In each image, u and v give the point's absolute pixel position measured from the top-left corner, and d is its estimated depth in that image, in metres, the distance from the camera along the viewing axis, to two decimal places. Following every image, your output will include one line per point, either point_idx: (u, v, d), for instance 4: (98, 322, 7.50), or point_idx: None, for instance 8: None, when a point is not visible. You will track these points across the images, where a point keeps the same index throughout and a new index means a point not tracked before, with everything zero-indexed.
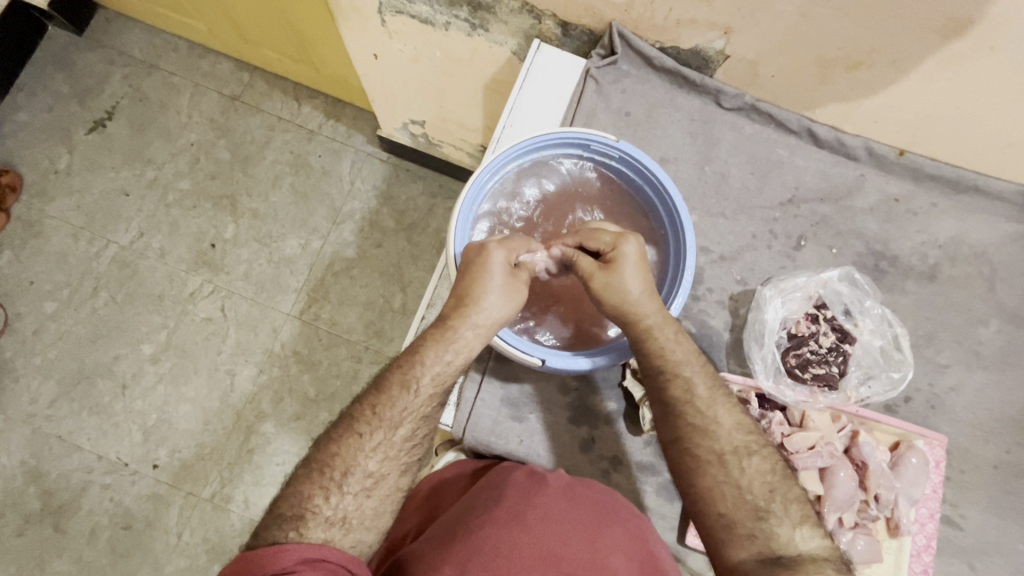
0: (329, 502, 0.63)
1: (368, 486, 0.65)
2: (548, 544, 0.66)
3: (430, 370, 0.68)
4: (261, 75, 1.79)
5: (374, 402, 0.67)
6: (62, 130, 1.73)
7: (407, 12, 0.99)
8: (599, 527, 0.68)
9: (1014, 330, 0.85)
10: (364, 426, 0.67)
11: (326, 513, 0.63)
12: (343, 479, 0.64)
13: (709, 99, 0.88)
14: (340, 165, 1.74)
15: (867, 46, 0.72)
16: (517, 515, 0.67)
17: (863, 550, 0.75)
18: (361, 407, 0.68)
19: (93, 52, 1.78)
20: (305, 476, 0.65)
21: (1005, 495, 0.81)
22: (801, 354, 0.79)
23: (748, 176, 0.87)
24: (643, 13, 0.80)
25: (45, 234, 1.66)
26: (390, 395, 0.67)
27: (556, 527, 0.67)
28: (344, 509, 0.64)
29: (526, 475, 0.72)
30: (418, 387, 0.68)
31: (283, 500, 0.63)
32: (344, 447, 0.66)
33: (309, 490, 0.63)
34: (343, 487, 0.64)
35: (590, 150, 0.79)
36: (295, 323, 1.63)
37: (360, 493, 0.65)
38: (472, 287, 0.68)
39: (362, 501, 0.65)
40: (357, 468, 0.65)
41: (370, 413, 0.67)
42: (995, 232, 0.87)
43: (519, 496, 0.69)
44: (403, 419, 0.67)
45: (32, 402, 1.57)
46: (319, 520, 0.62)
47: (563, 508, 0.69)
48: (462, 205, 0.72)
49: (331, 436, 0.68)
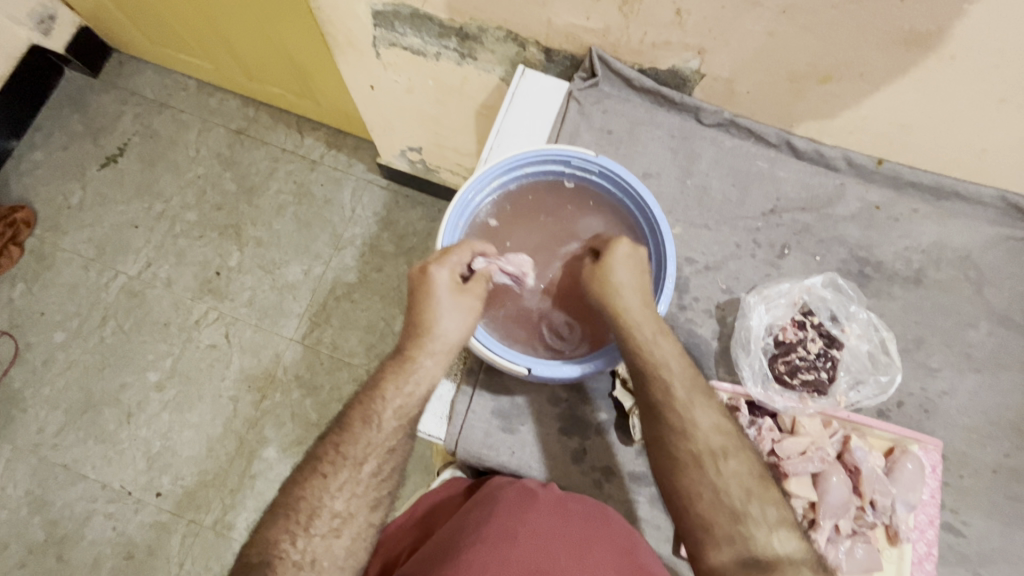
0: (297, 545, 0.65)
1: (336, 525, 0.67)
2: (535, 561, 0.66)
3: (390, 405, 0.71)
4: (266, 109, 1.86)
5: (337, 441, 0.70)
6: (75, 167, 1.81)
7: (399, 45, 1.04)
8: (586, 546, 0.68)
9: (1005, 333, 0.85)
10: (328, 466, 0.69)
11: (294, 556, 0.64)
12: (310, 521, 0.66)
13: (689, 116, 0.92)
14: (341, 193, 1.79)
15: (833, 60, 0.75)
16: (506, 534, 0.67)
17: (862, 558, 0.74)
18: (323, 448, 0.70)
19: (107, 93, 1.87)
20: (274, 520, 0.66)
21: (1006, 501, 0.80)
22: (790, 360, 0.79)
23: (730, 188, 0.90)
24: (620, 38, 0.84)
25: (57, 267, 1.72)
26: (354, 432, 0.70)
27: (543, 545, 0.67)
28: (312, 551, 0.65)
29: (517, 492, 0.72)
30: (381, 422, 0.70)
31: (251, 549, 0.65)
32: (306, 488, 0.68)
33: (276, 535, 0.65)
34: (309, 529, 0.65)
35: (571, 165, 0.81)
36: (298, 348, 1.66)
37: (328, 534, 0.66)
38: (425, 313, 0.71)
39: (332, 541, 0.66)
40: (323, 509, 0.67)
41: (334, 452, 0.69)
42: (978, 235, 0.88)
43: (508, 513, 0.69)
44: (368, 455, 0.69)
45: (39, 432, 1.59)
46: (286, 565, 0.63)
47: (551, 525, 0.69)
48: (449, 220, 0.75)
49: (295, 481, 0.70)
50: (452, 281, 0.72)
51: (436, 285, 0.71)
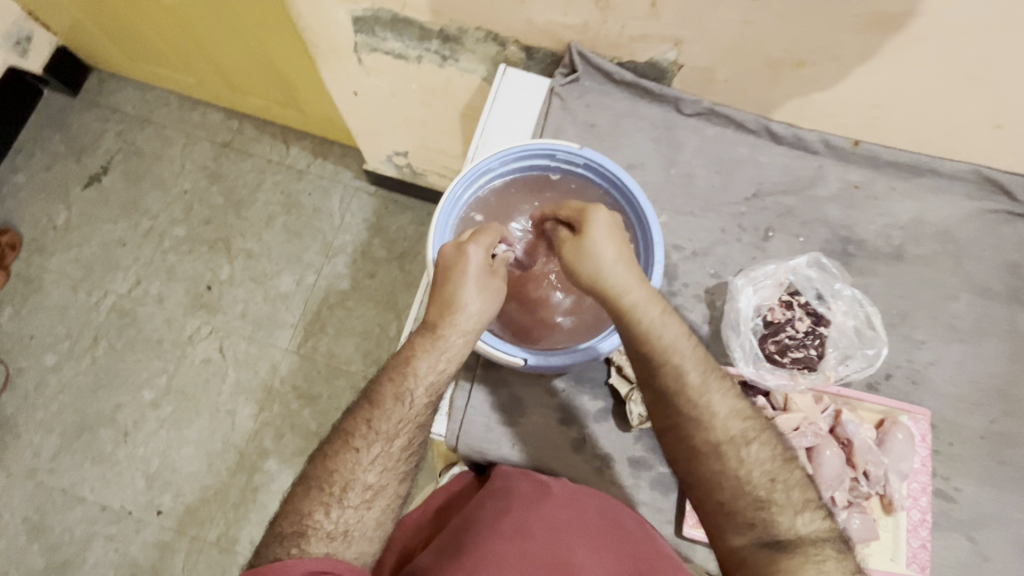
0: (330, 516, 0.66)
1: (368, 498, 0.68)
2: (554, 551, 0.68)
3: (422, 380, 0.70)
4: (250, 121, 1.86)
5: (368, 416, 0.70)
6: (59, 188, 1.80)
7: (381, 50, 1.05)
8: (604, 535, 0.70)
9: (985, 303, 0.88)
10: (360, 440, 0.69)
11: (327, 527, 0.65)
12: (342, 494, 0.67)
13: (670, 107, 0.94)
14: (330, 201, 1.80)
15: (807, 45, 0.77)
16: (519, 526, 0.69)
17: (859, 528, 0.76)
18: (353, 423, 0.70)
19: (89, 112, 1.86)
20: (304, 494, 0.67)
21: (996, 466, 0.82)
22: (779, 339, 0.81)
23: (713, 175, 0.92)
24: (599, 32, 0.86)
25: (45, 289, 1.71)
26: (384, 408, 0.70)
27: (563, 535, 0.69)
28: (344, 522, 0.66)
29: (531, 487, 0.73)
30: (413, 399, 0.70)
31: (284, 519, 0.66)
32: (338, 462, 0.68)
33: (309, 507, 0.66)
34: (343, 501, 0.66)
35: (556, 158, 0.82)
36: (294, 358, 1.66)
37: (360, 506, 0.67)
38: (455, 291, 0.70)
39: (363, 513, 0.67)
40: (356, 482, 0.68)
41: (365, 427, 0.69)
42: (954, 209, 0.90)
43: (523, 508, 0.71)
44: (399, 430, 0.70)
45: (35, 457, 1.57)
46: (320, 535, 0.64)
47: (570, 517, 0.71)
48: (437, 224, 0.76)
49: (324, 454, 0.70)
50: (483, 259, 0.72)
51: (468, 263, 0.71)
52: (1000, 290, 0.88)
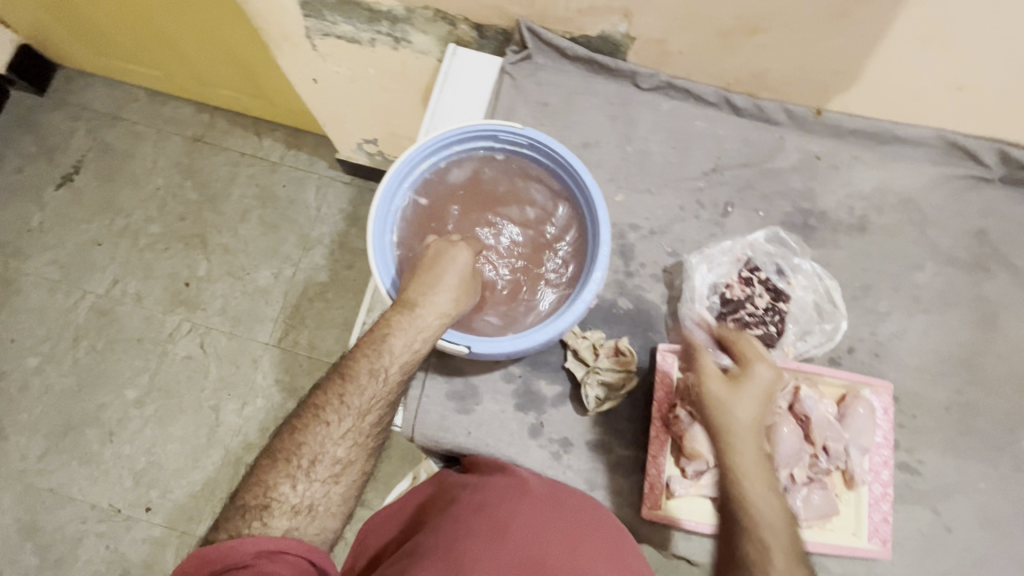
0: (296, 490, 0.62)
1: (336, 472, 0.65)
2: (532, 551, 0.65)
3: (397, 357, 0.67)
4: (221, 114, 1.83)
5: (341, 389, 0.65)
6: (32, 189, 1.78)
7: (333, 34, 1.02)
8: (580, 535, 0.68)
9: (951, 272, 0.86)
10: (330, 413, 0.65)
11: (292, 500, 0.62)
12: (309, 467, 0.63)
13: (627, 82, 0.91)
14: (305, 193, 1.77)
15: (756, 12, 0.74)
16: (498, 525, 0.66)
17: (820, 504, 0.75)
18: (323, 395, 0.65)
19: (57, 111, 1.83)
20: (271, 466, 0.63)
21: (960, 436, 0.81)
22: (739, 317, 0.80)
23: (671, 151, 0.89)
24: (546, 7, 0.83)
25: (23, 291, 1.70)
26: (358, 382, 0.66)
27: (540, 534, 0.67)
28: (311, 496, 0.63)
29: (508, 483, 0.72)
30: (387, 375, 0.67)
31: (246, 490, 0.62)
32: (307, 434, 0.64)
33: (275, 478, 0.62)
34: (310, 475, 0.63)
35: (500, 140, 0.78)
36: (274, 352, 1.65)
37: (327, 480, 0.64)
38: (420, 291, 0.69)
39: (330, 488, 0.64)
40: (324, 456, 0.64)
41: (336, 399, 0.65)
42: (919, 177, 0.88)
43: (501, 505, 0.69)
44: (372, 406, 0.66)
45: (22, 459, 1.58)
46: (284, 508, 0.61)
47: (547, 514, 0.69)
48: (375, 239, 0.73)
49: (293, 424, 0.65)
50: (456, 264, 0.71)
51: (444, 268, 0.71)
52: (967, 258, 0.86)
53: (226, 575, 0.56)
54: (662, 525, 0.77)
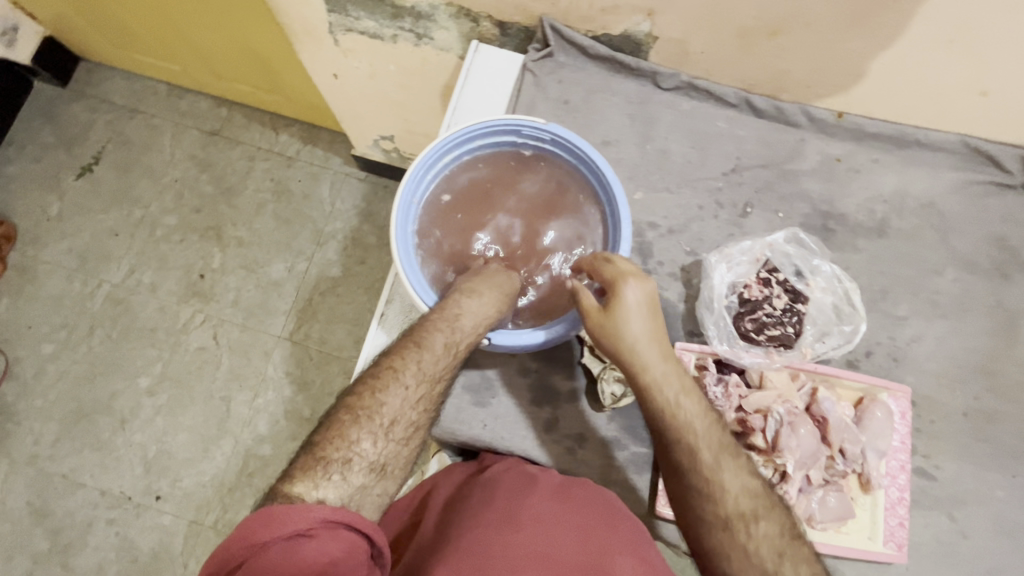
0: (375, 446, 0.64)
1: (408, 434, 0.67)
2: (540, 545, 0.65)
3: (469, 330, 0.69)
4: (238, 108, 1.85)
5: (420, 351, 0.67)
6: (51, 179, 1.80)
7: (355, 29, 1.03)
8: (592, 529, 0.68)
9: (971, 277, 0.85)
10: (410, 375, 0.66)
11: (370, 457, 0.63)
12: (389, 426, 0.65)
13: (647, 81, 0.91)
14: (319, 188, 1.79)
15: (780, 14, 0.74)
16: (508, 516, 0.67)
17: (835, 506, 0.75)
18: (402, 356, 0.67)
19: (78, 102, 1.86)
20: (351, 422, 0.63)
21: (978, 443, 0.80)
22: (756, 317, 0.79)
23: (690, 151, 0.89)
24: (569, 4, 0.83)
25: (41, 279, 1.72)
26: (435, 349, 0.67)
27: (549, 529, 0.67)
28: (383, 454, 0.65)
29: (516, 476, 0.73)
30: (462, 348, 0.69)
31: (324, 442, 0.62)
32: (386, 394, 0.65)
33: (356, 434, 0.63)
34: (389, 434, 0.65)
35: (523, 135, 0.80)
36: (286, 345, 1.66)
37: (401, 440, 0.66)
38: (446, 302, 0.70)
39: (400, 448, 0.67)
40: (403, 417, 0.66)
41: (415, 364, 0.67)
42: (940, 182, 0.88)
43: (509, 499, 0.69)
44: (445, 374, 0.69)
45: (35, 444, 1.60)
46: (363, 464, 0.63)
47: (557, 509, 0.69)
48: (399, 227, 0.72)
49: (369, 382, 0.66)
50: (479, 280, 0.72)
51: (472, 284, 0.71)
52: (987, 264, 0.86)
53: (286, 538, 0.53)
54: (676, 524, 0.77)
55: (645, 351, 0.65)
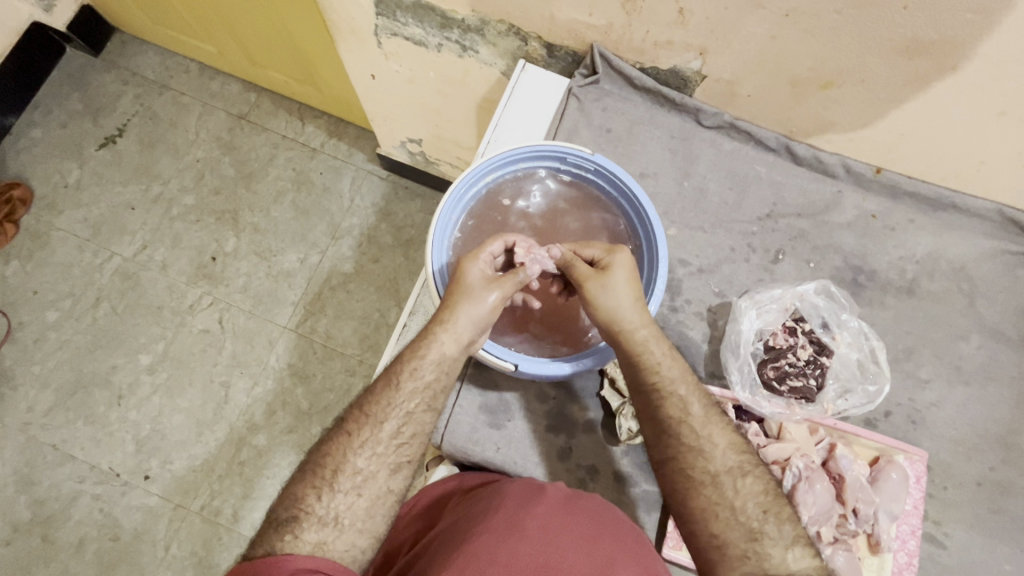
0: (322, 501, 0.63)
1: (358, 484, 0.65)
2: (546, 554, 0.63)
3: (409, 368, 0.68)
4: (267, 95, 1.85)
5: (361, 403, 0.68)
6: (73, 146, 1.80)
7: (401, 34, 1.03)
8: (597, 542, 0.66)
9: (996, 347, 0.85)
10: (353, 425, 0.67)
11: (319, 512, 0.63)
12: (334, 478, 0.64)
13: (689, 117, 0.91)
14: (340, 182, 1.78)
15: (835, 66, 0.74)
16: (513, 525, 0.65)
17: (843, 565, 0.74)
18: (350, 411, 0.69)
19: (108, 73, 1.86)
20: (302, 478, 0.65)
21: (990, 514, 0.80)
22: (779, 366, 0.79)
23: (726, 192, 0.89)
24: (622, 35, 0.84)
25: (52, 246, 1.71)
26: (376, 393, 0.68)
27: (555, 538, 0.65)
28: (336, 508, 0.63)
29: (524, 487, 0.71)
30: (400, 383, 0.68)
31: (278, 505, 0.64)
32: (332, 445, 0.66)
33: (302, 491, 0.64)
34: (334, 486, 0.64)
35: (567, 162, 0.81)
36: (291, 336, 1.65)
37: (351, 492, 0.64)
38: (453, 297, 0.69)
39: (353, 500, 0.64)
40: (346, 466, 0.65)
41: (358, 413, 0.68)
42: (973, 248, 0.87)
43: (516, 506, 0.67)
44: (389, 415, 0.67)
45: (29, 410, 1.59)
46: (312, 520, 0.62)
47: (561, 520, 0.67)
48: (435, 239, 0.74)
49: (323, 440, 0.68)
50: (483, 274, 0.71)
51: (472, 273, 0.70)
52: (1013, 335, 0.85)
53: None
54: (681, 567, 0.76)
55: (624, 312, 0.68)
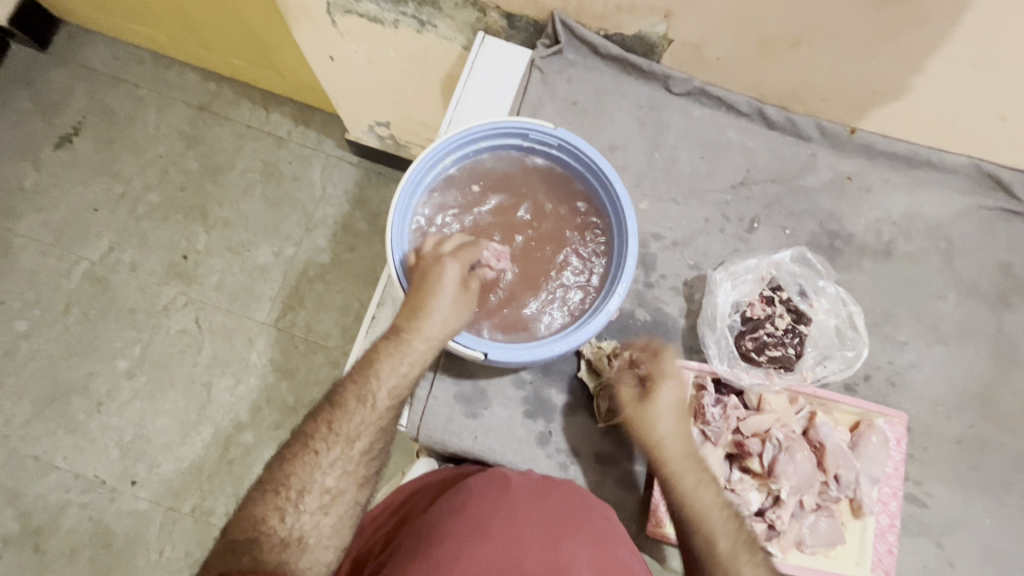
0: (285, 521, 0.63)
1: (325, 502, 0.65)
2: (510, 550, 0.63)
3: (385, 385, 0.68)
4: (228, 84, 1.78)
5: (329, 419, 0.66)
6: (28, 147, 1.72)
7: (355, 11, 0.98)
8: (564, 532, 0.66)
9: (974, 304, 0.84)
10: (320, 443, 0.66)
11: (282, 533, 0.63)
12: (299, 498, 0.64)
13: (658, 85, 0.88)
14: (310, 171, 1.73)
15: (802, 23, 0.71)
16: (478, 523, 0.64)
17: (825, 531, 0.74)
18: (314, 426, 0.67)
19: (57, 68, 1.77)
20: (260, 498, 0.64)
21: (971, 472, 0.80)
22: (758, 337, 0.77)
23: (699, 160, 0.87)
24: (583, 1, 0.79)
25: (14, 253, 1.65)
26: (346, 409, 0.67)
27: (520, 532, 0.65)
28: (300, 528, 0.63)
29: (491, 480, 0.70)
30: (375, 401, 0.68)
31: (235, 525, 0.63)
32: (296, 465, 0.65)
33: (264, 511, 0.63)
34: (299, 506, 0.64)
35: (529, 139, 0.78)
36: (271, 332, 1.62)
37: (317, 511, 0.64)
38: (422, 300, 0.67)
39: (320, 518, 0.64)
40: (313, 485, 0.65)
41: (326, 429, 0.66)
42: (949, 205, 0.86)
43: (484, 504, 0.67)
44: (361, 433, 0.67)
45: (6, 423, 1.55)
46: (274, 541, 0.62)
47: (529, 511, 0.67)
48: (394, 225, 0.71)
49: (283, 455, 0.67)
50: (459, 276, 0.69)
51: (443, 278, 0.68)
52: (990, 291, 0.85)
53: None
54: (665, 543, 0.76)
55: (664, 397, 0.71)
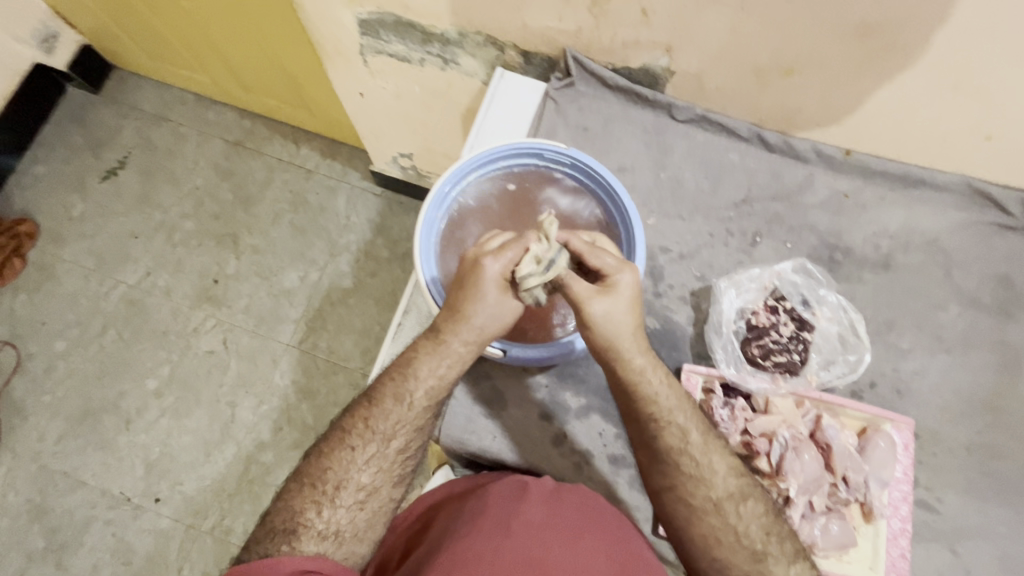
0: (321, 515, 0.67)
1: (361, 498, 0.69)
2: (532, 548, 0.66)
3: (422, 385, 0.71)
4: (262, 121, 1.91)
5: (366, 413, 0.70)
6: (77, 181, 1.85)
7: (385, 52, 1.08)
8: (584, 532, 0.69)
9: (974, 314, 0.87)
10: (356, 439, 0.70)
11: (318, 526, 0.67)
12: (336, 493, 0.68)
13: (663, 112, 0.95)
14: (336, 201, 1.83)
15: (792, 53, 0.78)
16: (501, 522, 0.67)
17: (837, 534, 0.76)
18: (351, 421, 0.71)
19: (108, 109, 1.93)
20: (298, 491, 0.68)
21: (981, 478, 0.81)
22: (763, 343, 0.82)
23: (702, 180, 0.93)
24: (592, 38, 0.88)
25: (58, 278, 1.75)
26: (383, 407, 0.71)
27: (541, 532, 0.67)
28: (336, 522, 0.68)
29: (509, 486, 0.73)
30: (412, 400, 0.71)
31: (273, 516, 0.67)
32: (332, 459, 0.70)
33: (301, 504, 0.67)
34: (335, 501, 0.68)
35: (544, 158, 0.85)
36: (294, 353, 1.68)
37: (352, 506, 0.69)
38: (463, 303, 0.69)
39: (355, 513, 0.69)
40: (349, 481, 0.69)
41: (362, 426, 0.71)
42: (944, 220, 0.90)
43: (504, 507, 0.69)
44: (396, 432, 0.71)
45: (39, 440, 1.61)
46: (311, 533, 0.66)
47: (549, 514, 0.69)
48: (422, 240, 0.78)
49: (321, 449, 0.71)
50: (499, 277, 0.68)
51: (482, 277, 0.67)
52: (990, 302, 0.88)
53: None
54: None
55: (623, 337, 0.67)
